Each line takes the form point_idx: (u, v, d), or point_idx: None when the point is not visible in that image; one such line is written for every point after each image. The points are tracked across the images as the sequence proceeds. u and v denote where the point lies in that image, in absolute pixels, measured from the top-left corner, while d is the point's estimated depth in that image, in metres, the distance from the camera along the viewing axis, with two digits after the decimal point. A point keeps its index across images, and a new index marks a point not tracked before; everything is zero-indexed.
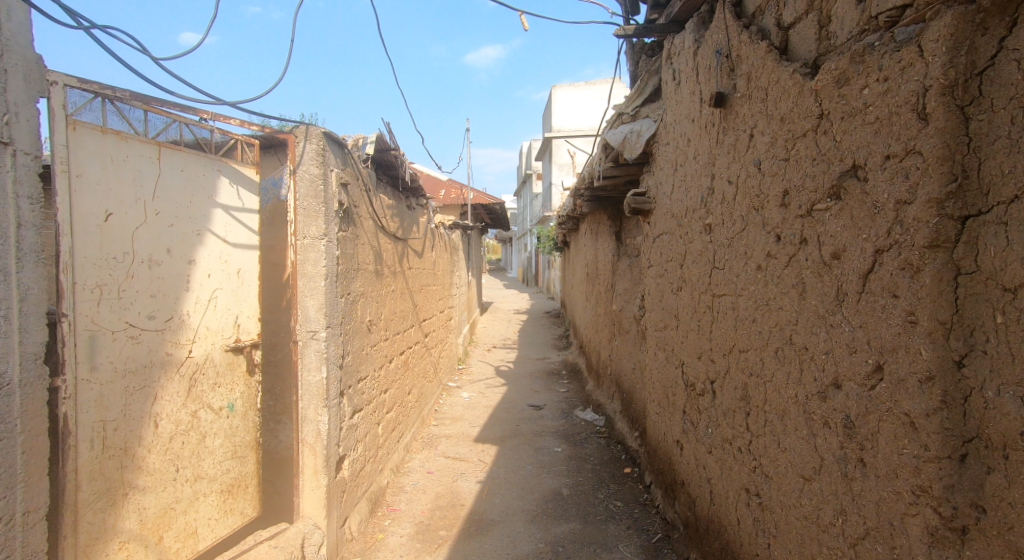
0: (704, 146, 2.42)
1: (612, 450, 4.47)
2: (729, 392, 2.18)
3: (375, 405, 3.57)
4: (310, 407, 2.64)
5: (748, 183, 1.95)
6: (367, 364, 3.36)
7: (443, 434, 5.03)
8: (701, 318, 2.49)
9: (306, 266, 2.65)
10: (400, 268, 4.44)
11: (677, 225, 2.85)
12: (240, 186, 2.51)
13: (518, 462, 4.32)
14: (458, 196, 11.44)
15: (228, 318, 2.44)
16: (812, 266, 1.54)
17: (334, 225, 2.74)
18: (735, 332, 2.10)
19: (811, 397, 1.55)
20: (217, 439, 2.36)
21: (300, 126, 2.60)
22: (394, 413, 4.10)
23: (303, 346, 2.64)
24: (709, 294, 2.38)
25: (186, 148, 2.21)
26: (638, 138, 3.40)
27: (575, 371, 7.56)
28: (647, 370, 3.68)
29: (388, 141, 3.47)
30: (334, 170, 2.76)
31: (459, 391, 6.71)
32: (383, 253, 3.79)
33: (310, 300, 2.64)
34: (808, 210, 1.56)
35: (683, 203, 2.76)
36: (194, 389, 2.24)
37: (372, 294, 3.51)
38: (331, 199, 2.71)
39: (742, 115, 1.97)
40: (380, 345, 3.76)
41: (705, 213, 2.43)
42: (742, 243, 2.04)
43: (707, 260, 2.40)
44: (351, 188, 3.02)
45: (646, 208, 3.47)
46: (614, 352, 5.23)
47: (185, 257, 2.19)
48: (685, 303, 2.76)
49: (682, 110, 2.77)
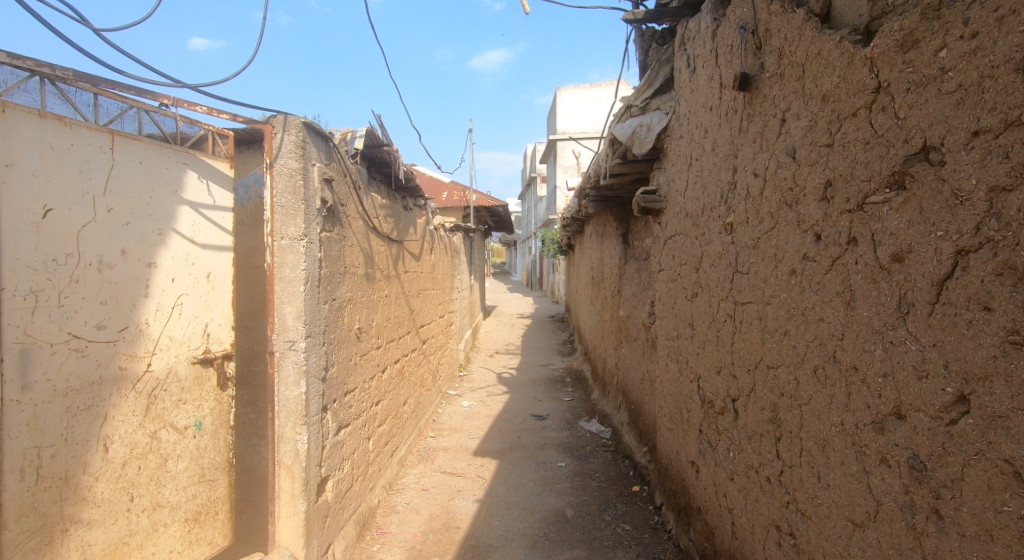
0: (724, 137, 2.18)
1: (619, 466, 4.21)
2: (754, 413, 1.93)
3: (364, 418, 3.33)
4: (287, 424, 2.42)
5: (778, 175, 1.71)
6: (355, 376, 3.12)
7: (441, 447, 4.78)
8: (721, 329, 2.25)
9: (284, 270, 2.42)
10: (395, 271, 4.21)
11: (692, 225, 2.61)
12: (211, 182, 2.28)
13: (519, 478, 4.07)
14: (459, 199, 11.22)
15: (196, 327, 2.21)
16: (863, 271, 1.29)
17: (315, 225, 2.51)
18: (763, 346, 1.85)
19: (862, 427, 1.30)
20: (181, 462, 2.12)
21: (278, 115, 2.37)
22: (386, 426, 3.85)
23: (280, 358, 2.43)
24: (729, 301, 2.14)
25: (147, 138, 1.99)
26: (648, 132, 3.16)
27: (580, 378, 7.30)
28: (657, 381, 3.43)
29: (380, 135, 3.26)
30: (317, 165, 2.53)
31: (459, 399, 6.45)
32: (374, 256, 3.56)
33: (288, 306, 2.41)
34: (858, 205, 1.30)
35: (698, 200, 2.52)
36: (154, 407, 2.00)
37: (361, 299, 3.28)
38: (313, 196, 2.48)
39: (771, 97, 1.73)
40: (372, 353, 3.53)
41: (725, 211, 2.18)
42: (770, 244, 1.78)
43: (728, 263, 2.15)
44: (337, 185, 2.79)
45: (656, 207, 3.23)
46: (620, 360, 4.98)
47: (146, 259, 1.97)
48: (701, 310, 2.51)
49: (697, 100, 2.53)
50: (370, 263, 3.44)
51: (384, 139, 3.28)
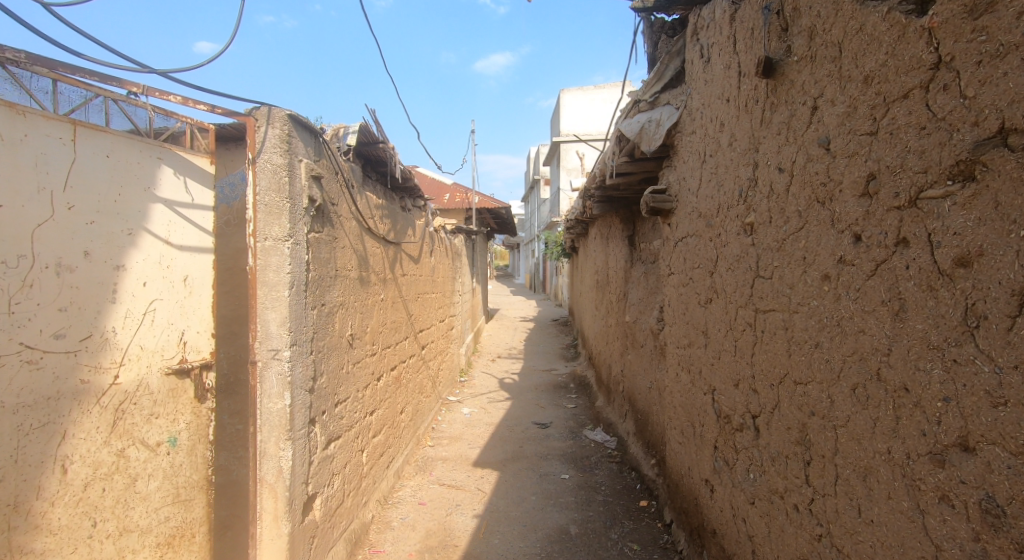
0: (743, 130, 2.00)
1: (625, 479, 4.03)
2: (779, 433, 1.75)
3: (357, 430, 3.16)
4: (270, 440, 2.23)
5: (808, 169, 1.53)
6: (347, 385, 2.96)
7: (439, 457, 4.60)
8: (739, 338, 2.07)
9: (267, 273, 2.24)
10: (392, 274, 4.04)
11: (707, 225, 2.44)
12: (188, 178, 2.12)
13: (521, 492, 3.89)
14: (461, 201, 11.05)
15: (171, 335, 2.05)
16: (916, 277, 1.11)
17: (301, 225, 2.34)
18: (789, 358, 1.67)
19: (915, 457, 1.13)
20: (153, 482, 1.96)
21: (261, 107, 2.21)
22: (381, 436, 3.69)
23: (263, 368, 2.24)
24: (750, 309, 1.96)
25: (115, 130, 1.83)
26: (657, 128, 3.00)
27: (584, 384, 7.12)
28: (667, 391, 3.25)
29: (375, 131, 3.10)
30: (304, 161, 2.36)
31: (460, 406, 6.28)
32: (369, 259, 3.40)
33: (272, 312, 2.23)
34: (910, 200, 1.13)
35: (714, 199, 2.35)
36: (121, 423, 1.84)
37: (354, 303, 3.11)
38: (299, 194, 2.32)
39: (800, 83, 1.56)
40: (366, 361, 3.36)
41: (744, 211, 2.01)
42: (798, 245, 1.61)
43: (747, 267, 1.98)
44: (327, 183, 2.63)
45: (666, 208, 3.06)
46: (626, 367, 4.80)
47: (114, 261, 1.81)
48: (717, 317, 2.34)
49: (712, 91, 2.37)
50: (364, 265, 3.28)
51: (379, 135, 3.13)
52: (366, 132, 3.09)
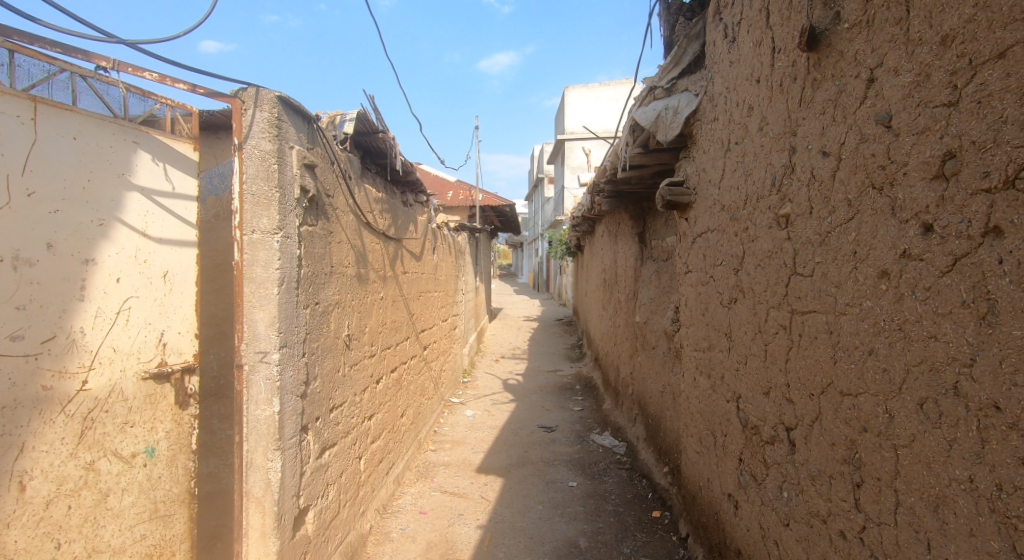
0: (776, 112, 1.81)
1: (636, 488, 3.85)
2: (820, 449, 1.57)
3: (354, 436, 2.99)
4: (257, 449, 2.05)
5: (861, 151, 1.34)
6: (342, 389, 2.78)
7: (441, 463, 4.43)
8: (771, 342, 1.88)
9: (255, 268, 2.05)
10: (392, 271, 3.87)
11: (732, 219, 2.25)
12: (168, 165, 1.95)
13: (526, 500, 3.71)
14: (465, 198, 10.87)
15: (149, 337, 1.88)
16: (1014, 274, 0.93)
17: (292, 217, 2.15)
18: (834, 366, 1.49)
19: (1009, 490, 0.94)
20: (127, 497, 1.79)
21: (248, 88, 2.01)
22: (380, 442, 3.52)
23: (250, 372, 2.05)
24: (785, 310, 1.77)
25: (82, 109, 1.67)
26: (675, 117, 2.82)
27: (590, 386, 6.94)
28: (683, 396, 3.07)
29: (374, 120, 2.93)
30: (296, 147, 2.18)
31: (463, 408, 6.10)
32: (368, 255, 3.22)
33: (260, 312, 2.04)
34: (1005, 182, 0.95)
35: (740, 190, 2.16)
36: (91, 433, 1.67)
37: (351, 302, 2.94)
38: (290, 184, 2.14)
39: (852, 53, 1.37)
40: (364, 363, 3.18)
41: (778, 201, 1.82)
42: (847, 239, 1.42)
43: (781, 263, 1.79)
44: (322, 173, 2.45)
45: (683, 201, 2.87)
46: (636, 369, 4.62)
47: (82, 255, 1.64)
48: (742, 318, 2.15)
49: (738, 73, 2.18)
50: (362, 262, 3.11)
51: (378, 124, 2.95)
52: (364, 120, 2.91)
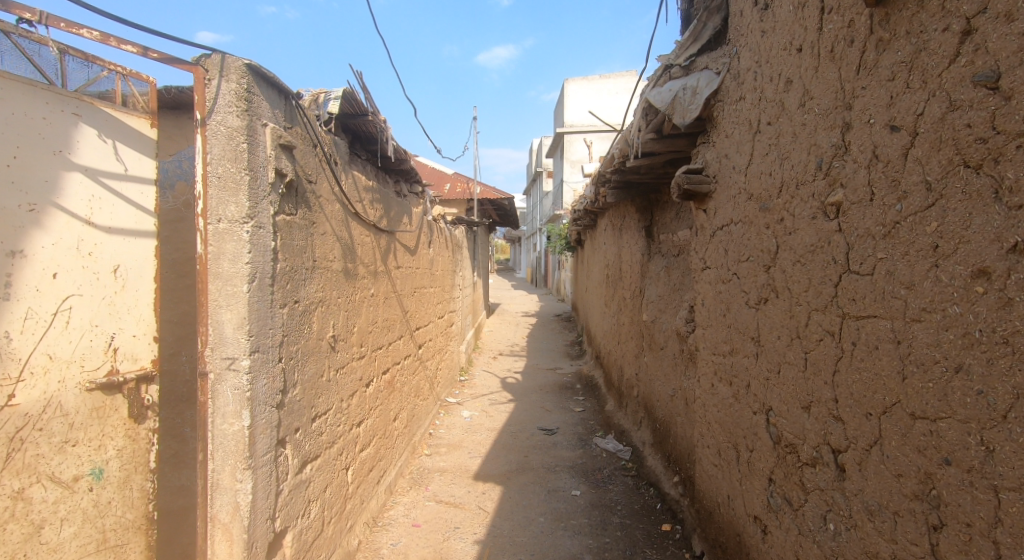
0: (824, 83, 1.57)
1: (643, 497, 3.62)
2: (880, 478, 1.34)
3: (340, 446, 2.74)
4: (224, 469, 1.79)
5: (950, 121, 1.10)
6: (326, 395, 2.53)
7: (437, 469, 4.19)
8: (812, 350, 1.65)
9: (221, 262, 1.79)
10: (384, 266, 3.62)
11: (762, 209, 2.01)
12: (118, 142, 1.69)
13: (527, 512, 3.48)
14: (462, 191, 10.61)
15: (96, 341, 1.63)
16: None
17: (265, 204, 1.89)
18: (902, 382, 1.25)
19: None
20: (67, 528, 1.54)
21: (212, 54, 1.74)
22: (370, 449, 3.27)
23: (216, 381, 1.79)
24: (833, 313, 1.53)
25: (6, 72, 1.40)
26: (693, 98, 2.57)
27: (591, 385, 6.72)
28: (698, 403, 2.83)
29: (362, 99, 2.68)
30: (270, 125, 1.91)
31: (459, 409, 5.86)
32: (356, 248, 2.97)
33: (227, 313, 1.79)
34: None
35: (773, 176, 1.91)
36: (19, 456, 1.41)
37: (337, 300, 2.69)
38: (264, 166, 1.88)
39: (938, 3, 1.13)
40: (352, 365, 2.94)
41: (824, 187, 1.57)
42: (925, 231, 1.18)
43: (829, 259, 1.55)
44: (302, 156, 2.20)
45: (702, 190, 2.63)
46: (643, 370, 4.39)
47: (9, 247, 1.38)
48: (775, 321, 1.91)
49: (772, 43, 1.93)
50: (349, 256, 2.85)
51: (367, 104, 2.70)
52: (351, 100, 2.66)
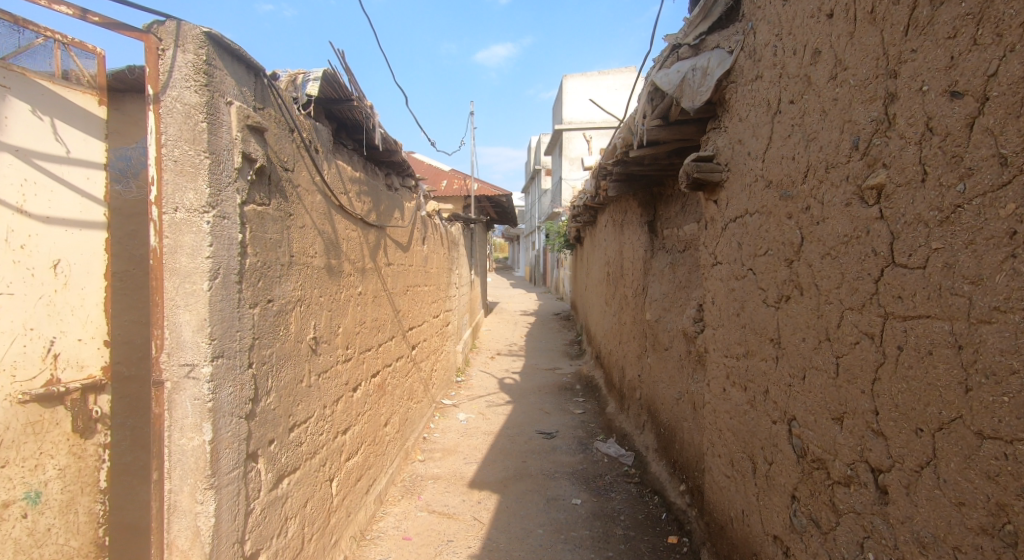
0: (862, 50, 1.37)
1: (647, 507, 3.44)
2: (935, 506, 1.15)
3: (323, 456, 2.55)
4: (182, 490, 1.59)
5: None
6: (305, 403, 2.34)
7: (431, 476, 3.99)
8: (846, 354, 1.45)
9: (178, 257, 1.58)
10: (373, 263, 3.42)
11: (784, 196, 1.81)
12: (57, 119, 1.50)
13: (525, 523, 3.29)
14: (459, 188, 10.41)
15: (31, 346, 1.43)
16: None
17: (229, 192, 1.68)
18: (966, 395, 1.06)
19: None
20: None
21: (166, 21, 1.54)
22: (357, 457, 3.08)
23: (173, 391, 1.59)
24: (872, 313, 1.34)
25: None
26: (704, 79, 2.38)
27: (590, 386, 6.53)
28: (707, 408, 2.64)
29: (345, 81, 2.48)
30: (236, 103, 1.71)
31: (455, 411, 5.67)
32: (340, 243, 2.77)
33: (185, 314, 1.58)
34: None
35: (797, 159, 1.72)
36: None
37: (319, 299, 2.50)
38: (229, 149, 1.68)
39: None
40: (337, 369, 2.75)
41: (861, 169, 1.38)
42: (998, 215, 0.98)
43: (868, 250, 1.35)
44: (275, 140, 2.00)
45: (712, 179, 2.43)
46: (646, 371, 4.20)
47: None
48: (799, 321, 1.72)
49: (797, 11, 1.73)
50: (332, 252, 2.66)
51: (350, 87, 2.50)
52: (333, 83, 2.47)
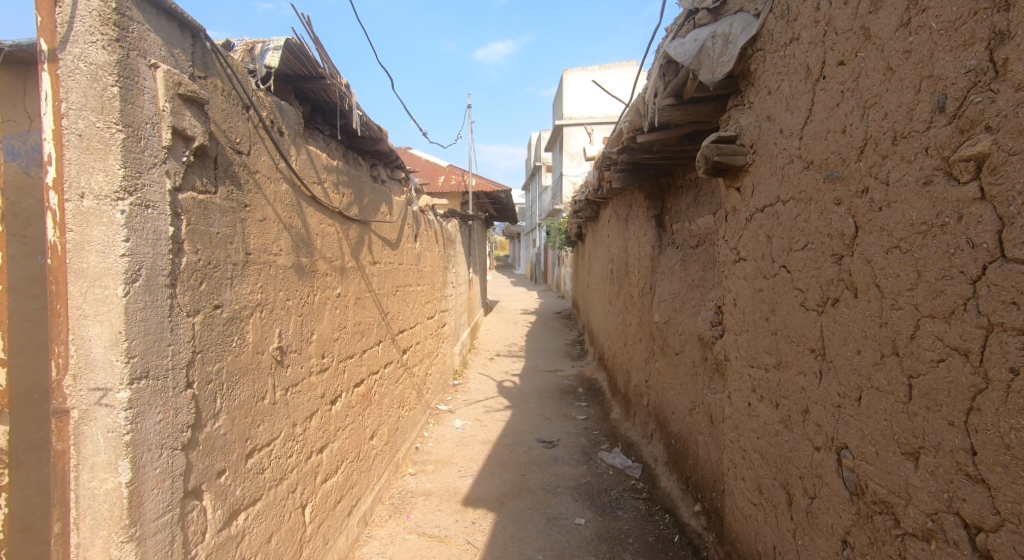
0: None
1: (658, 527, 3.13)
2: None
3: (292, 482, 2.25)
4: (94, 545, 1.29)
5: None
6: (268, 422, 2.04)
7: (422, 492, 3.69)
8: (922, 373, 1.15)
9: (86, 255, 1.28)
10: (356, 261, 3.12)
11: (831, 177, 1.50)
12: None
13: (523, 547, 3.00)
14: (456, 183, 10.09)
15: None
16: None
17: (152, 175, 1.37)
18: None
19: None
20: None
21: None
22: (337, 477, 2.78)
23: (81, 422, 1.29)
24: (967, 321, 1.04)
25: None
26: (725, 48, 2.06)
27: (593, 389, 6.23)
28: (728, 424, 2.33)
29: (314, 54, 2.18)
30: (163, 66, 1.40)
31: (450, 417, 5.37)
32: (313, 240, 2.47)
33: (95, 326, 1.28)
34: None
35: (850, 131, 1.41)
36: None
37: (285, 302, 2.19)
38: (152, 121, 1.37)
39: None
40: (310, 381, 2.45)
41: (949, 136, 1.07)
42: None
43: (961, 241, 1.04)
44: (220, 117, 1.69)
45: (734, 163, 2.12)
46: (654, 376, 3.89)
47: None
48: (851, 328, 1.41)
49: None
50: (302, 250, 2.35)
51: (319, 60, 2.20)
52: (299, 55, 2.16)
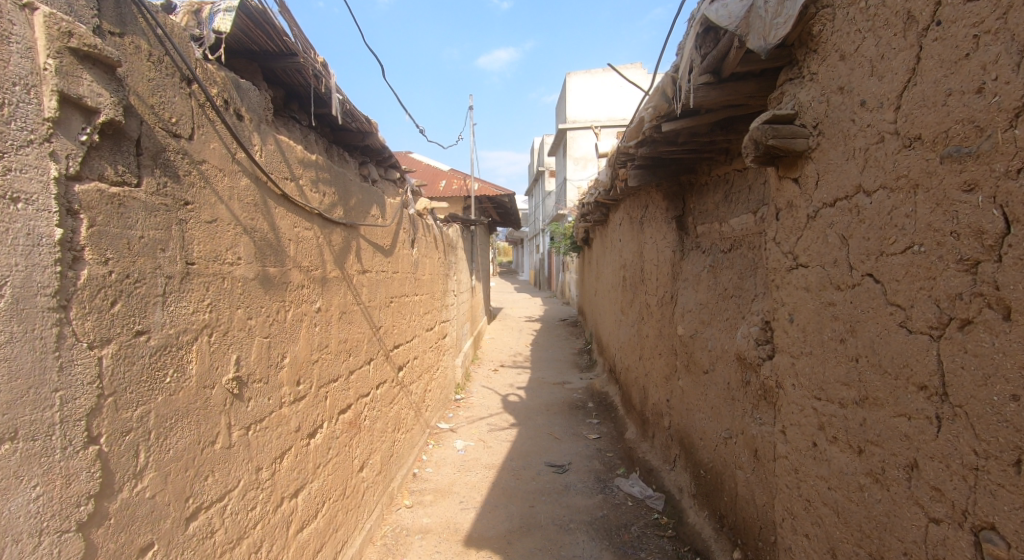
0: None
1: None
2: None
3: (255, 539, 1.86)
4: None
5: None
6: (220, 472, 1.65)
7: (418, 529, 3.28)
8: None
9: None
10: (341, 270, 2.73)
11: (961, 155, 1.11)
12: None
13: None
14: (458, 188, 9.72)
15: None
16: None
17: (25, 158, 1.00)
18: None
19: None
20: None
21: None
22: (317, 522, 2.39)
23: None
24: None
25: None
26: (781, 6, 1.66)
27: (604, 404, 5.82)
28: (781, 466, 1.93)
29: (282, 25, 1.81)
30: (44, 7, 1.03)
31: (452, 438, 4.95)
32: (284, 246, 2.08)
33: None
34: None
35: (1002, 88, 1.03)
36: None
37: (245, 322, 1.80)
38: (25, 81, 1.00)
39: None
40: (281, 414, 2.06)
41: None
42: None
43: None
44: (145, 89, 1.32)
45: (791, 148, 1.71)
46: (677, 396, 3.48)
47: None
48: (999, 361, 1.03)
49: None
50: (270, 257, 1.97)
51: (287, 32, 1.83)
52: (260, 22, 1.77)
